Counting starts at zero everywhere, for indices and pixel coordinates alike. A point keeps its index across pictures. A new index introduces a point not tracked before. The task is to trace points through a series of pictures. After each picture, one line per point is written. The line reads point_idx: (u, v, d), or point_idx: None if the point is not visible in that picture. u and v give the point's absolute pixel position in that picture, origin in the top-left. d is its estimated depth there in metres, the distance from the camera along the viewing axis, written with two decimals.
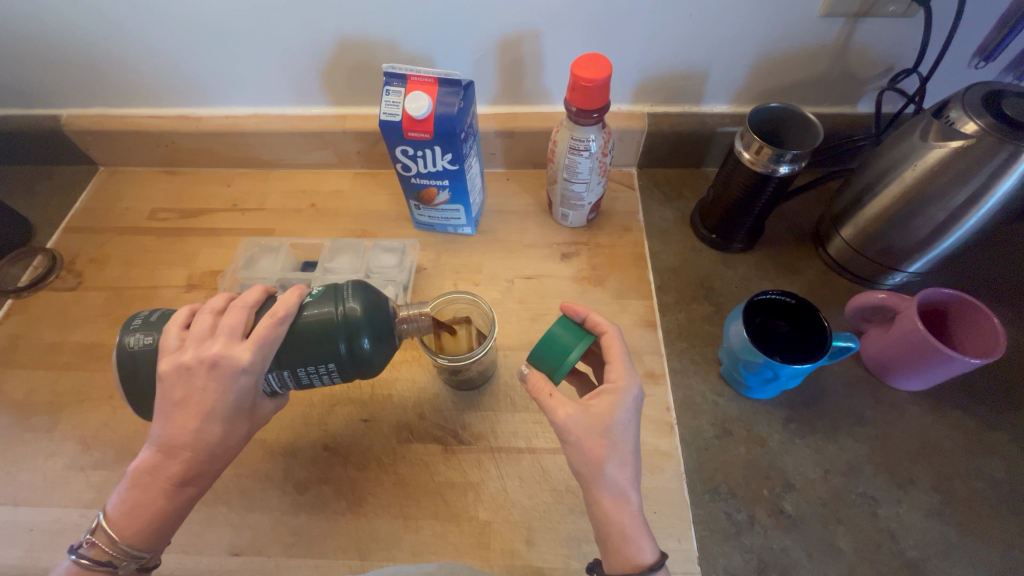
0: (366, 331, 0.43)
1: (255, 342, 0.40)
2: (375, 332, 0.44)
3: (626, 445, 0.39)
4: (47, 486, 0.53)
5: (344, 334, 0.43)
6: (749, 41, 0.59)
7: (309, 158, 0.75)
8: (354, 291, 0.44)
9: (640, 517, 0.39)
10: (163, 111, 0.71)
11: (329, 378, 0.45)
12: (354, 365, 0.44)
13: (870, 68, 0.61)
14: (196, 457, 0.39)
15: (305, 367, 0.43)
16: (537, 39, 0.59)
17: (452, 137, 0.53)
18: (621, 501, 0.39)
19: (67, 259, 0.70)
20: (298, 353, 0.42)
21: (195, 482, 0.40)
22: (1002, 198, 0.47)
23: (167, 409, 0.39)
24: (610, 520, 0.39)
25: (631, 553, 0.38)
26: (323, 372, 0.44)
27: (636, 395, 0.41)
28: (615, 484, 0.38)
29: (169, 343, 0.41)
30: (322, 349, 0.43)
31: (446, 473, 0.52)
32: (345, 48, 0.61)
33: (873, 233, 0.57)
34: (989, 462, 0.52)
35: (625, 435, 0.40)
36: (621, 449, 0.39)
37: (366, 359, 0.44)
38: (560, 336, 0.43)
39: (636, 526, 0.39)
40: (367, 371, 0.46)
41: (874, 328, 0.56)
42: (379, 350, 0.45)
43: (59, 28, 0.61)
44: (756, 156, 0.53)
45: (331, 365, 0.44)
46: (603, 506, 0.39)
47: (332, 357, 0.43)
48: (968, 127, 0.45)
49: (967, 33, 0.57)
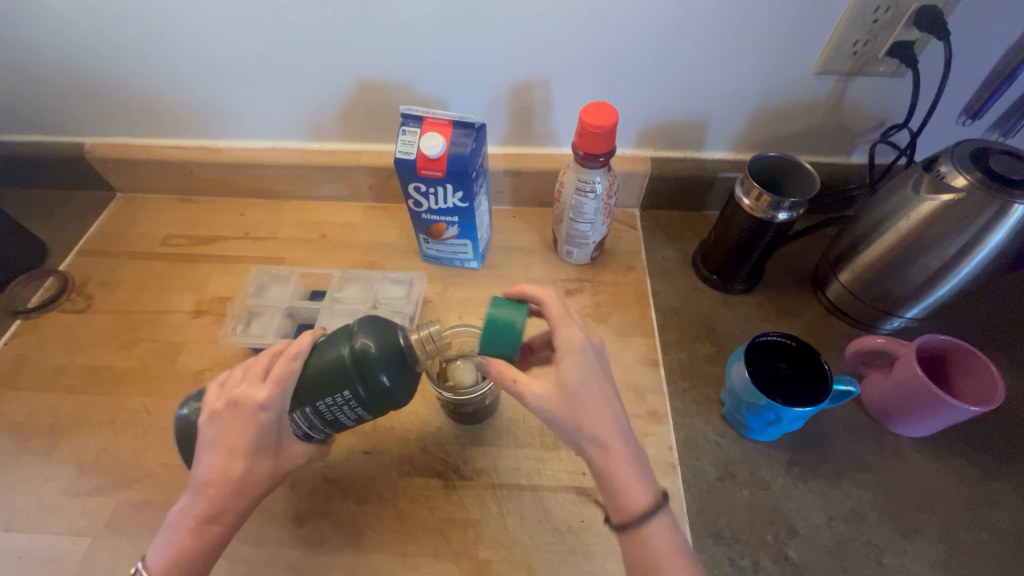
0: (374, 358, 0.43)
1: (275, 381, 0.42)
2: (388, 368, 0.43)
3: (602, 395, 0.40)
4: (41, 512, 0.53)
5: (353, 364, 0.43)
6: (748, 94, 0.62)
7: (322, 190, 0.77)
8: (363, 328, 0.43)
9: (631, 460, 0.39)
10: (185, 143, 0.74)
11: (352, 411, 0.45)
12: (372, 395, 0.44)
13: (863, 122, 0.64)
14: (219, 494, 0.41)
15: (324, 401, 0.44)
16: (547, 86, 0.63)
17: (464, 176, 0.55)
18: (612, 453, 0.39)
19: (78, 281, 0.71)
20: (314, 389, 0.43)
21: (219, 519, 0.41)
22: (994, 248, 0.49)
23: (201, 453, 0.42)
24: (606, 472, 0.39)
25: (631, 500, 0.38)
26: (342, 403, 0.44)
27: (593, 343, 0.43)
28: (595, 438, 0.39)
29: (207, 396, 0.44)
30: (335, 381, 0.43)
31: (447, 508, 0.52)
32: (363, 89, 0.65)
33: (871, 278, 0.58)
34: (993, 512, 0.51)
35: (592, 388, 0.40)
36: (597, 403, 0.39)
37: (382, 386, 0.43)
38: (497, 317, 0.43)
39: (631, 470, 0.39)
40: (390, 404, 0.45)
41: (875, 372, 0.56)
42: (394, 376, 0.44)
43: (92, 63, 0.64)
44: (757, 202, 0.55)
45: (347, 396, 0.43)
46: (597, 460, 0.39)
47: (350, 394, 0.43)
48: (959, 181, 0.47)
49: (955, 93, 0.60)
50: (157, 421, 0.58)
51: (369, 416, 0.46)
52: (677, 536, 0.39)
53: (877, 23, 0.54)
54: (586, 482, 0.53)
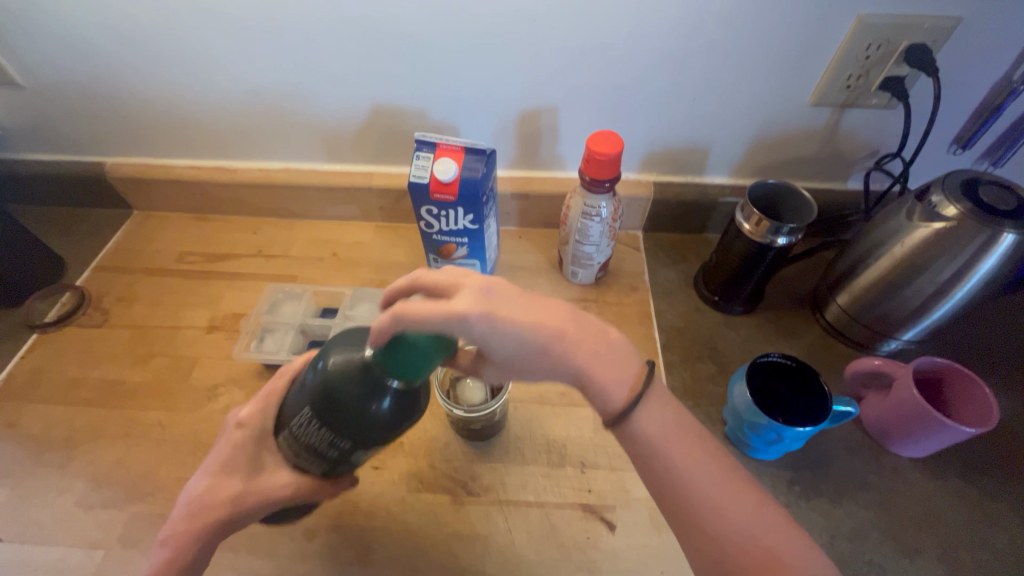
0: (327, 365, 0.38)
1: (260, 398, 0.45)
2: (353, 384, 0.37)
3: (543, 312, 0.39)
4: (54, 524, 0.53)
5: (313, 376, 0.39)
6: (747, 124, 0.65)
7: (334, 210, 0.80)
8: (339, 340, 0.39)
9: (592, 362, 0.38)
10: (203, 163, 0.77)
11: (320, 433, 0.39)
12: (331, 410, 0.38)
13: (858, 151, 0.67)
14: (178, 513, 0.43)
15: (295, 423, 0.40)
16: (555, 113, 0.66)
17: (475, 199, 0.57)
18: (583, 353, 0.38)
19: (94, 296, 0.73)
20: (291, 409, 0.41)
21: (168, 541, 0.42)
22: (986, 274, 0.51)
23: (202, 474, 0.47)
24: (583, 375, 0.38)
25: (612, 401, 0.38)
26: (308, 424, 0.39)
27: (485, 296, 0.37)
28: (554, 367, 0.39)
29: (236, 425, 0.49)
30: (301, 397, 0.40)
31: (455, 524, 0.53)
32: (378, 115, 0.67)
33: (869, 301, 0.60)
34: (992, 532, 0.52)
35: (512, 337, 0.38)
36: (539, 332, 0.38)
37: (337, 397, 0.37)
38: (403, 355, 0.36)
39: (599, 372, 0.38)
40: (365, 430, 0.38)
41: (873, 394, 0.57)
42: (347, 385, 0.37)
43: (119, 86, 0.67)
44: (756, 227, 0.57)
45: (309, 414, 0.39)
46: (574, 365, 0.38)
47: (315, 410, 0.38)
48: (950, 210, 0.50)
49: (946, 124, 0.63)
50: (170, 435, 0.59)
51: (348, 445, 0.39)
52: (665, 418, 0.38)
53: (869, 59, 0.57)
54: (591, 499, 0.54)
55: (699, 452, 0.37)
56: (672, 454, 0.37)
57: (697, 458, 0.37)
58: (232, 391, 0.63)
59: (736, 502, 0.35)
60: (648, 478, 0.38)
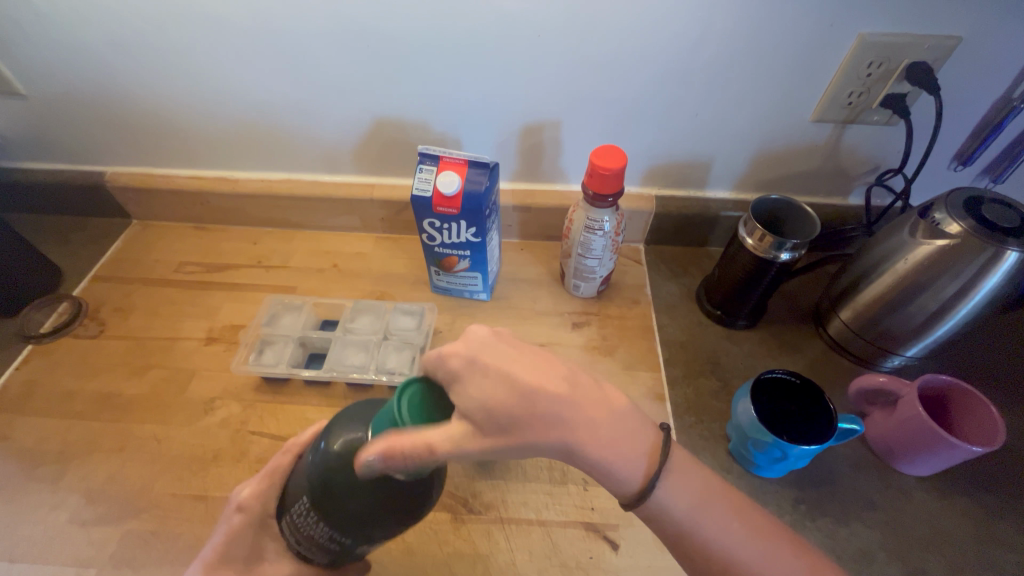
0: (323, 455, 0.38)
1: (265, 475, 0.45)
2: (353, 479, 0.36)
3: (545, 381, 0.37)
4: (45, 541, 0.52)
5: (312, 464, 0.39)
6: (749, 139, 0.65)
7: (335, 221, 0.79)
8: (339, 422, 0.39)
9: (608, 437, 0.38)
10: (204, 174, 0.77)
11: (318, 525, 0.38)
12: (326, 505, 0.37)
13: (860, 166, 0.67)
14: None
15: (295, 509, 0.40)
16: (557, 127, 0.66)
17: (478, 213, 0.57)
18: (591, 423, 0.38)
19: (92, 306, 0.72)
20: (293, 492, 0.41)
21: None
22: (990, 292, 0.51)
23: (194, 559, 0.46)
24: (592, 452, 0.38)
25: (634, 481, 0.39)
26: (306, 515, 0.39)
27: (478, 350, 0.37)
28: (575, 445, 0.38)
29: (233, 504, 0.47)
30: (302, 484, 0.40)
31: (455, 543, 0.52)
32: (380, 126, 0.67)
33: (872, 317, 0.60)
34: (999, 553, 0.51)
35: (522, 388, 0.37)
36: (538, 406, 0.37)
37: (332, 491, 0.37)
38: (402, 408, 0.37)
39: (620, 453, 0.38)
40: (367, 520, 0.37)
41: (877, 411, 0.57)
42: (342, 478, 0.36)
43: (120, 96, 0.67)
44: (759, 242, 0.57)
45: (308, 504, 0.39)
46: (580, 440, 0.37)
47: (313, 502, 0.38)
48: (953, 228, 0.50)
49: (947, 141, 0.63)
50: (165, 449, 0.58)
51: (351, 535, 0.38)
52: (687, 493, 0.39)
53: (870, 77, 0.57)
54: (594, 518, 0.53)
55: (734, 521, 0.39)
56: (703, 525, 0.39)
57: (731, 529, 0.39)
58: (229, 404, 0.62)
59: (778, 571, 0.38)
60: (681, 551, 0.40)
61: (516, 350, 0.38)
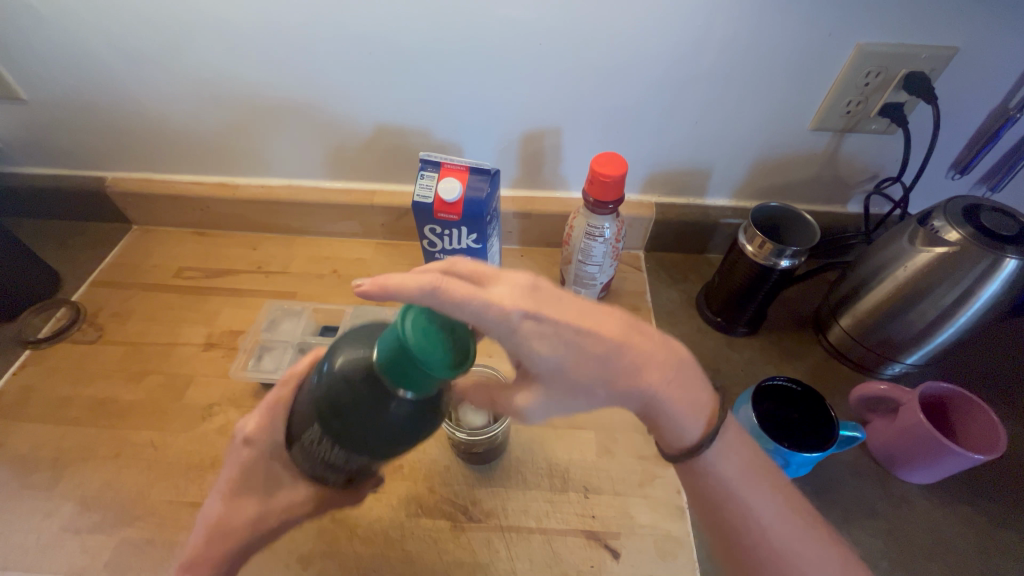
0: (330, 379, 0.34)
1: (266, 408, 0.41)
2: (367, 398, 0.33)
3: (601, 327, 0.36)
4: (38, 550, 0.51)
5: (317, 391, 0.36)
6: (748, 146, 0.65)
7: (336, 228, 0.79)
8: (344, 342, 0.36)
9: (670, 388, 0.37)
10: (205, 179, 0.77)
11: (332, 452, 0.36)
12: (339, 431, 0.35)
13: (858, 174, 0.68)
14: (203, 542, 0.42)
15: (303, 440, 0.37)
16: (558, 134, 0.66)
17: (479, 219, 0.57)
18: (656, 376, 0.37)
19: (89, 312, 0.72)
20: (297, 424, 0.38)
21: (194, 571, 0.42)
22: (989, 299, 0.51)
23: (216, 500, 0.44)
24: (658, 399, 0.37)
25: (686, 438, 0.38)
26: (317, 443, 0.36)
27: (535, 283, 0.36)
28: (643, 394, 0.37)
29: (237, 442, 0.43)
30: (308, 414, 0.36)
31: (454, 551, 0.51)
32: (381, 133, 0.68)
33: (872, 325, 0.60)
34: (1002, 562, 0.51)
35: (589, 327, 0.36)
36: (594, 353, 0.35)
37: (345, 414, 0.34)
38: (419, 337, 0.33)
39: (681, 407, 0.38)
40: (383, 439, 0.35)
41: (879, 418, 0.57)
42: (354, 399, 0.34)
43: (122, 102, 0.67)
44: (759, 249, 0.57)
45: (318, 433, 0.36)
46: (645, 388, 0.36)
47: (322, 428, 0.35)
48: (952, 236, 0.50)
49: (944, 149, 0.64)
50: (162, 456, 0.58)
51: (368, 457, 0.36)
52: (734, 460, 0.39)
53: (868, 86, 0.58)
54: (595, 526, 0.53)
55: (772, 488, 0.39)
56: (744, 495, 0.39)
57: (770, 504, 0.38)
58: (228, 410, 0.61)
59: (808, 541, 0.37)
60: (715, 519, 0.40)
61: (572, 294, 0.37)
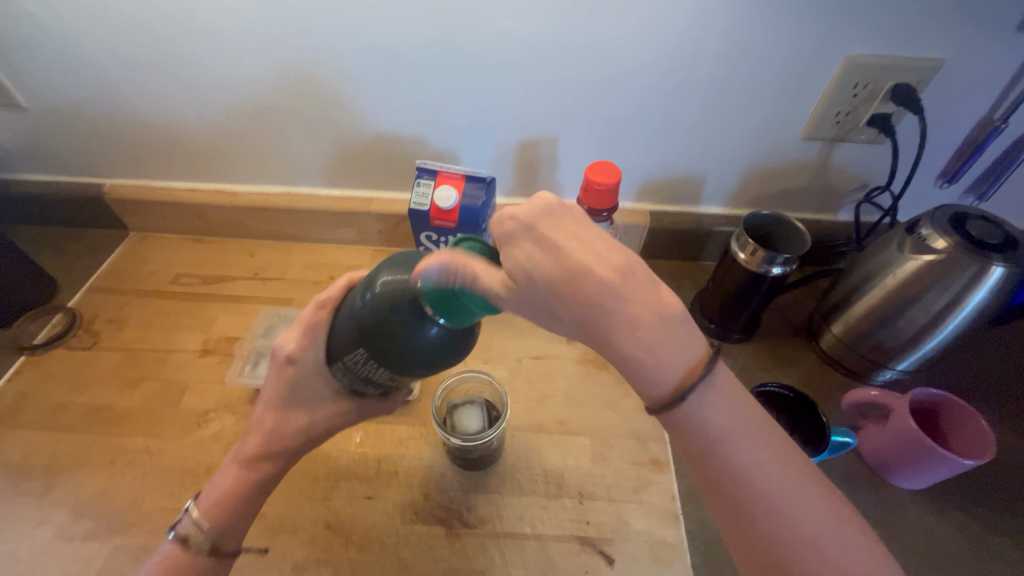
0: (375, 305, 0.38)
1: (304, 327, 0.44)
2: (409, 322, 0.37)
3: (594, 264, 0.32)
4: (30, 558, 0.51)
5: (361, 316, 0.39)
6: (741, 155, 0.66)
7: (333, 235, 0.80)
8: (385, 270, 0.38)
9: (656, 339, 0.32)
10: (203, 186, 0.77)
11: (376, 369, 0.41)
12: (382, 352, 0.39)
13: (849, 183, 0.69)
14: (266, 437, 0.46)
15: (348, 359, 0.42)
16: (553, 142, 0.67)
17: (474, 226, 0.58)
18: (646, 324, 0.32)
19: (86, 318, 0.72)
20: (340, 345, 0.42)
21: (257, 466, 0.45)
22: (977, 305, 0.52)
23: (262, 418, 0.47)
24: (639, 349, 0.33)
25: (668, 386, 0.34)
26: (363, 362, 0.41)
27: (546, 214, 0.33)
28: (625, 342, 0.32)
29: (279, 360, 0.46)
30: (352, 336, 0.40)
31: (449, 558, 0.51)
32: (379, 142, 0.68)
33: (864, 331, 0.60)
34: (994, 568, 0.52)
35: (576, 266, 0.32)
36: (572, 286, 0.32)
37: (388, 337, 0.38)
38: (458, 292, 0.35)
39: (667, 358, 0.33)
40: (420, 362, 0.39)
41: (871, 424, 0.57)
42: (397, 323, 0.37)
43: (121, 109, 0.68)
44: (751, 257, 0.58)
45: (364, 352, 0.40)
46: (624, 333, 0.32)
47: (369, 350, 0.39)
48: (940, 243, 0.51)
49: (932, 159, 0.65)
50: (157, 463, 0.58)
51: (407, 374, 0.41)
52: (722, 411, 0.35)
53: (857, 97, 0.59)
54: (589, 532, 0.53)
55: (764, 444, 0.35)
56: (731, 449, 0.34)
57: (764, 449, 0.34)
58: (223, 416, 0.61)
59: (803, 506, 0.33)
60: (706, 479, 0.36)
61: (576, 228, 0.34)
